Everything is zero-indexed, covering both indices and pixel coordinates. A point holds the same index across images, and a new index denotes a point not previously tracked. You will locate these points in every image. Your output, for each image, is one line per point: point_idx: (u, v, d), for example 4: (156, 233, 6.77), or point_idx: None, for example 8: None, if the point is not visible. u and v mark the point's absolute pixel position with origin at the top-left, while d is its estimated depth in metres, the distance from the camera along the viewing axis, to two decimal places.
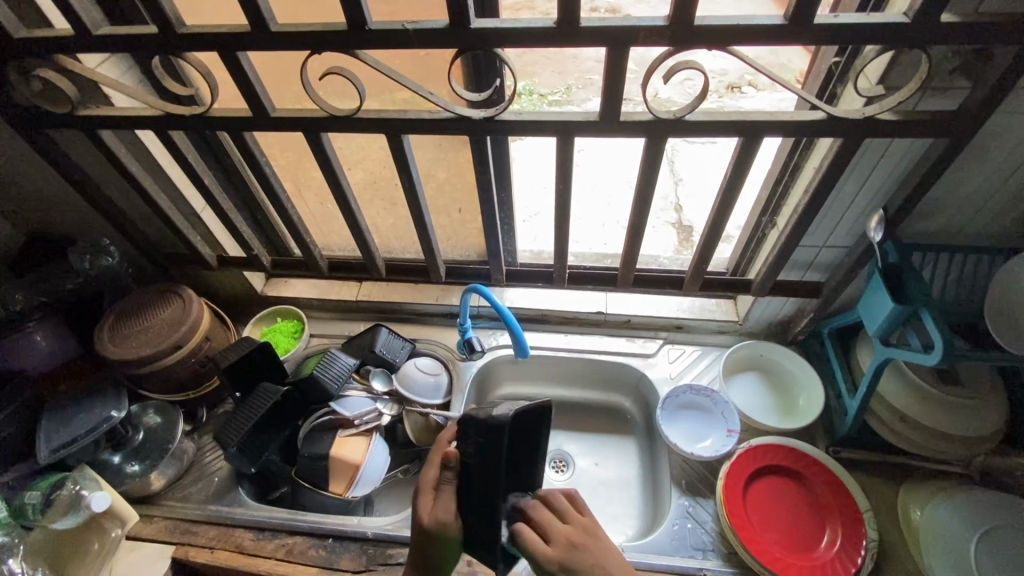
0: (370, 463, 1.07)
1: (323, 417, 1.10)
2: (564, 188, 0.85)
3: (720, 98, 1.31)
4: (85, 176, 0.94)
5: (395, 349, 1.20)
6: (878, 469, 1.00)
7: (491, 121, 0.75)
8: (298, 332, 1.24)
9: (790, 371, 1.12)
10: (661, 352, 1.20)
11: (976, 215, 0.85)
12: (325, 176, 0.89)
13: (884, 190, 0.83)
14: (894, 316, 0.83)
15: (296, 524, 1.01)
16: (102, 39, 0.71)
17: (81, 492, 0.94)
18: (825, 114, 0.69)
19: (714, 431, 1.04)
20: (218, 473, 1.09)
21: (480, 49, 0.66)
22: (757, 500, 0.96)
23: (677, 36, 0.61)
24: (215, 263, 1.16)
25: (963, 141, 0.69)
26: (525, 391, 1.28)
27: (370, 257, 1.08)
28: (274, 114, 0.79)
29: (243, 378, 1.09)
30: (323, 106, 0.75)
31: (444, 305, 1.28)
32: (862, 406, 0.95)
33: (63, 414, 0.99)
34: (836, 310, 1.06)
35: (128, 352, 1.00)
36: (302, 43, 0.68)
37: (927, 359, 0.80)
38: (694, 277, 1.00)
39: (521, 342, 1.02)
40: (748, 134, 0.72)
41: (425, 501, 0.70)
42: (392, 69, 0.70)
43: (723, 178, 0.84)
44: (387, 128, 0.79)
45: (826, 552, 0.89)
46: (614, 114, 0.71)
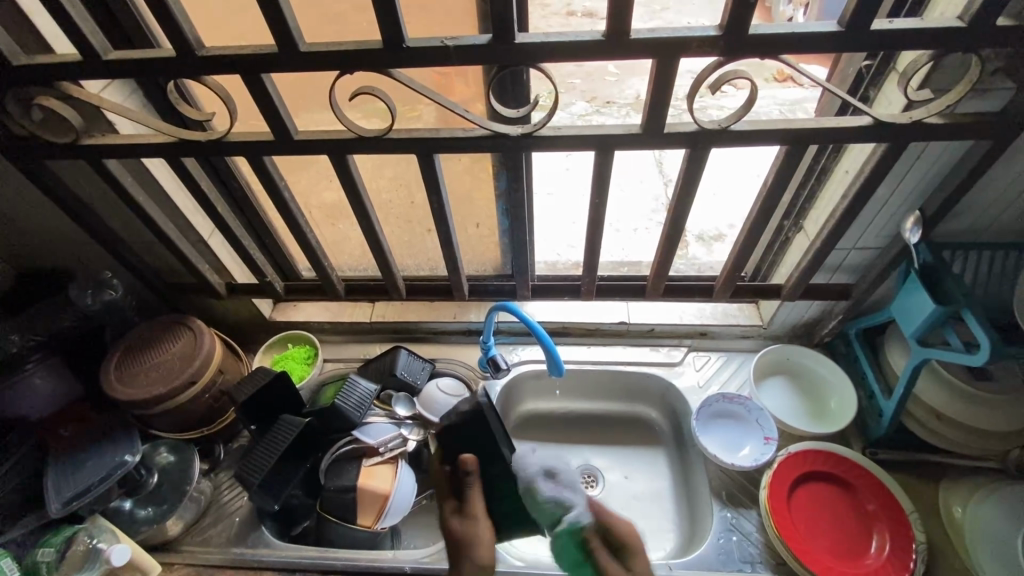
0: (399, 493, 1.03)
1: (345, 447, 1.05)
2: (599, 202, 0.83)
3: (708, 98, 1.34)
4: (87, 208, 0.89)
5: (415, 371, 1.17)
6: (915, 468, 1.00)
7: (527, 137, 0.72)
8: (312, 358, 1.19)
9: (818, 373, 1.11)
10: (686, 360, 1.19)
11: (1005, 211, 0.86)
12: (349, 199, 0.86)
13: (917, 192, 0.83)
14: (935, 317, 0.83)
15: (328, 562, 0.97)
16: (114, 64, 0.66)
17: (98, 545, 0.87)
18: (872, 119, 0.68)
19: (750, 440, 1.03)
20: (239, 512, 1.04)
21: (523, 64, 0.64)
22: (802, 508, 0.94)
23: (729, 46, 0.60)
24: (224, 291, 1.11)
25: (1006, 142, 0.69)
26: (549, 406, 1.25)
27: (390, 278, 1.04)
28: (297, 136, 0.75)
29: (261, 411, 1.04)
30: (353, 127, 0.71)
31: (462, 322, 1.24)
32: (899, 407, 0.94)
33: (72, 462, 0.92)
34: (862, 311, 1.06)
35: (139, 392, 0.94)
36: (332, 62, 0.64)
37: (971, 359, 0.80)
38: (725, 285, 0.99)
39: (554, 359, 0.99)
40: (792, 142, 0.71)
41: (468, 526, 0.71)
42: (427, 87, 0.67)
43: (761, 186, 0.83)
44: (418, 148, 0.75)
45: (877, 558, 0.88)
46: (657, 126, 0.69)
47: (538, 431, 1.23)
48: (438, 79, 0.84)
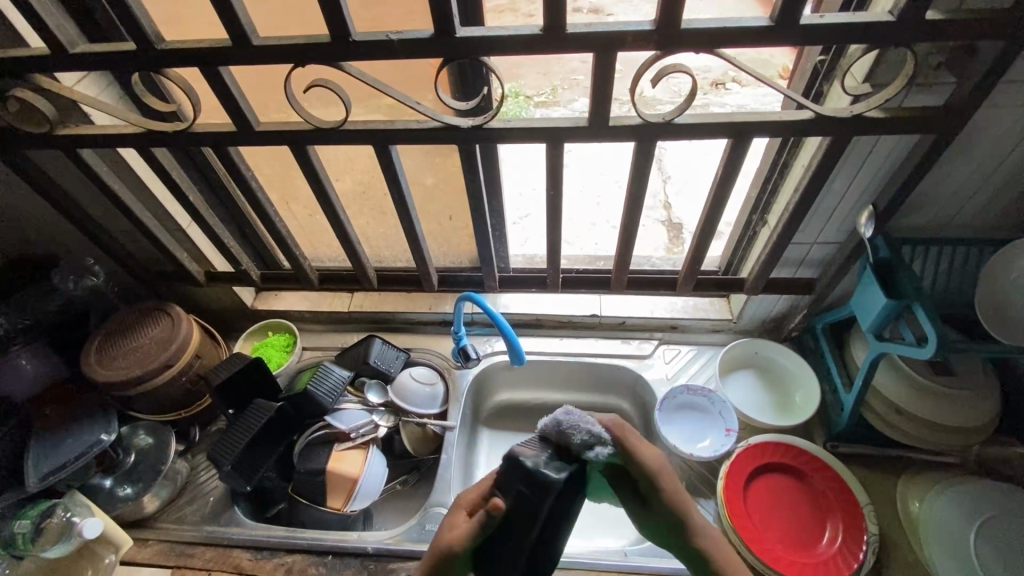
0: (368, 477, 1.06)
1: (318, 432, 1.09)
2: (555, 193, 0.84)
3: (706, 94, 1.34)
4: (66, 196, 0.93)
5: (389, 359, 1.19)
6: (876, 463, 1.01)
7: (479, 128, 0.74)
8: (291, 346, 1.23)
9: (786, 367, 1.12)
10: (656, 353, 1.20)
11: (964, 207, 0.86)
12: (313, 188, 0.88)
13: (872, 186, 0.84)
14: (888, 311, 0.83)
15: (295, 542, 0.99)
16: (79, 58, 0.69)
17: (73, 519, 0.92)
18: (814, 113, 0.69)
19: (712, 432, 1.04)
20: (214, 492, 1.07)
21: (467, 58, 0.65)
22: (759, 500, 0.95)
23: (663, 41, 0.61)
24: (203, 279, 1.14)
25: (950, 136, 0.69)
26: (524, 396, 1.27)
27: (361, 268, 1.06)
28: (259, 127, 0.78)
29: (236, 395, 1.07)
30: (308, 118, 0.73)
31: (438, 313, 1.27)
32: (858, 400, 0.95)
33: (50, 439, 0.96)
34: (829, 305, 1.07)
35: (117, 373, 0.98)
36: (285, 55, 0.66)
37: (920, 352, 0.81)
38: (687, 278, 1.00)
39: (517, 349, 1.01)
40: (737, 135, 0.72)
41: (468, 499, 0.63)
42: (377, 80, 0.69)
43: (713, 180, 0.84)
44: (374, 139, 0.78)
45: (828, 549, 0.89)
46: (603, 119, 0.71)
47: (511, 420, 1.26)
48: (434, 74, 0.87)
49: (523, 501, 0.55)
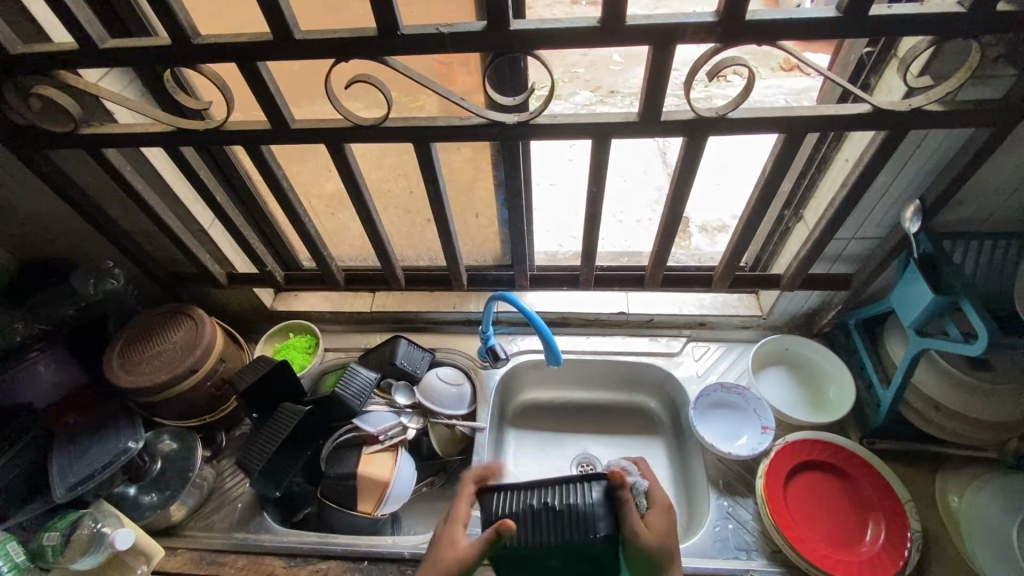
0: (399, 480, 1.04)
1: (345, 435, 1.07)
2: (597, 189, 0.82)
3: (707, 87, 1.39)
4: (87, 198, 0.90)
5: (415, 360, 1.17)
6: (914, 458, 1.00)
7: (524, 125, 0.72)
8: (313, 347, 1.21)
9: (817, 364, 1.11)
10: (685, 350, 1.19)
11: (1006, 201, 0.85)
12: (347, 187, 0.86)
13: (918, 181, 0.82)
14: (933, 308, 0.83)
15: (328, 548, 0.97)
16: (111, 53, 0.67)
17: (102, 529, 0.90)
18: (871, 107, 0.68)
19: (748, 429, 1.04)
20: (241, 498, 1.05)
21: (518, 51, 0.63)
22: (798, 498, 0.95)
23: (726, 33, 0.59)
24: (225, 281, 1.12)
25: (1008, 129, 0.68)
26: (551, 395, 1.26)
27: (390, 268, 1.04)
28: (294, 124, 0.75)
29: (263, 398, 1.05)
30: (348, 116, 0.71)
31: (462, 312, 1.25)
32: (898, 397, 0.94)
33: (75, 447, 0.94)
34: (864, 300, 1.06)
35: (142, 379, 0.96)
36: (327, 50, 0.64)
37: (969, 348, 0.80)
38: (723, 275, 0.99)
39: (553, 349, 0.98)
40: (791, 129, 0.71)
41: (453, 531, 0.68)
42: (422, 75, 0.67)
43: (759, 174, 0.83)
44: (415, 137, 0.75)
45: (872, 546, 0.88)
46: (654, 115, 0.69)
47: (537, 420, 1.25)
48: (440, 69, 0.85)
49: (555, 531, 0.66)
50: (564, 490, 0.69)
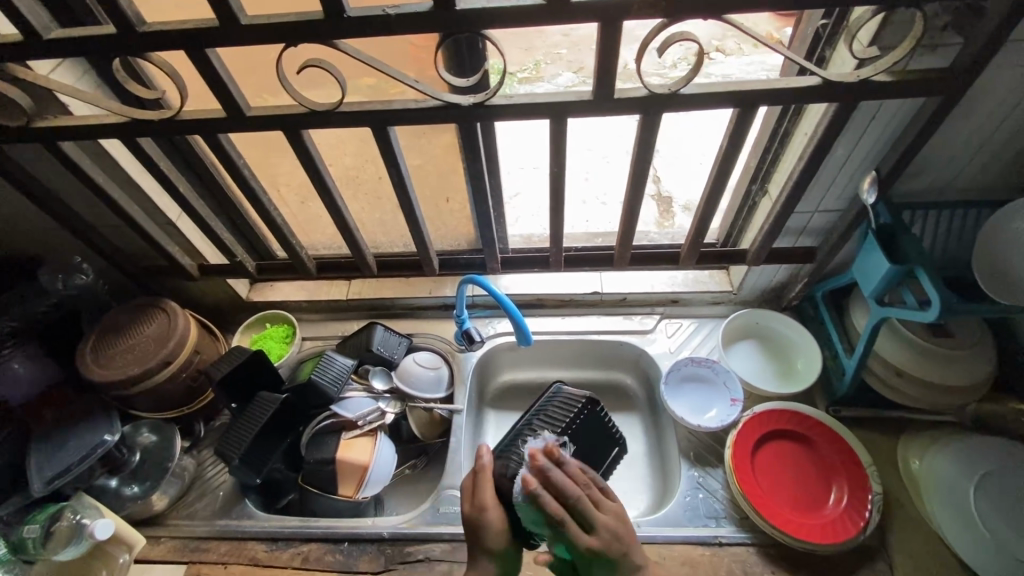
0: (378, 464, 1.06)
1: (325, 421, 1.09)
2: (559, 169, 0.83)
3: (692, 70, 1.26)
4: (48, 193, 0.89)
5: (392, 346, 1.18)
6: (879, 424, 1.03)
7: (480, 106, 0.72)
8: (290, 337, 1.22)
9: (785, 336, 1.13)
10: (659, 327, 1.20)
11: (963, 170, 0.86)
12: (309, 174, 0.86)
13: (875, 152, 0.84)
14: (890, 277, 0.84)
15: (309, 531, 0.98)
16: (56, 44, 0.66)
17: (82, 521, 0.91)
18: (820, 80, 0.69)
19: (718, 402, 1.07)
20: (223, 487, 1.06)
21: (467, 31, 0.63)
22: (765, 466, 0.98)
23: (671, 8, 0.60)
24: (197, 272, 1.12)
25: (955, 98, 0.69)
26: (529, 376, 1.29)
27: (360, 254, 1.04)
28: (251, 113, 0.75)
29: (241, 387, 1.07)
30: (302, 101, 0.71)
31: (438, 297, 1.26)
32: (860, 365, 0.97)
33: (52, 443, 0.94)
34: (829, 273, 1.08)
35: (115, 373, 0.97)
36: (273, 35, 0.63)
37: (923, 315, 0.82)
38: (690, 252, 1.01)
39: (524, 330, 0.99)
40: (743, 104, 0.72)
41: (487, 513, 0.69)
42: (373, 58, 0.66)
43: (718, 150, 0.83)
44: (372, 121, 0.75)
45: (834, 509, 0.91)
46: (607, 93, 0.70)
47: (516, 400, 1.27)
48: (416, 51, 0.88)
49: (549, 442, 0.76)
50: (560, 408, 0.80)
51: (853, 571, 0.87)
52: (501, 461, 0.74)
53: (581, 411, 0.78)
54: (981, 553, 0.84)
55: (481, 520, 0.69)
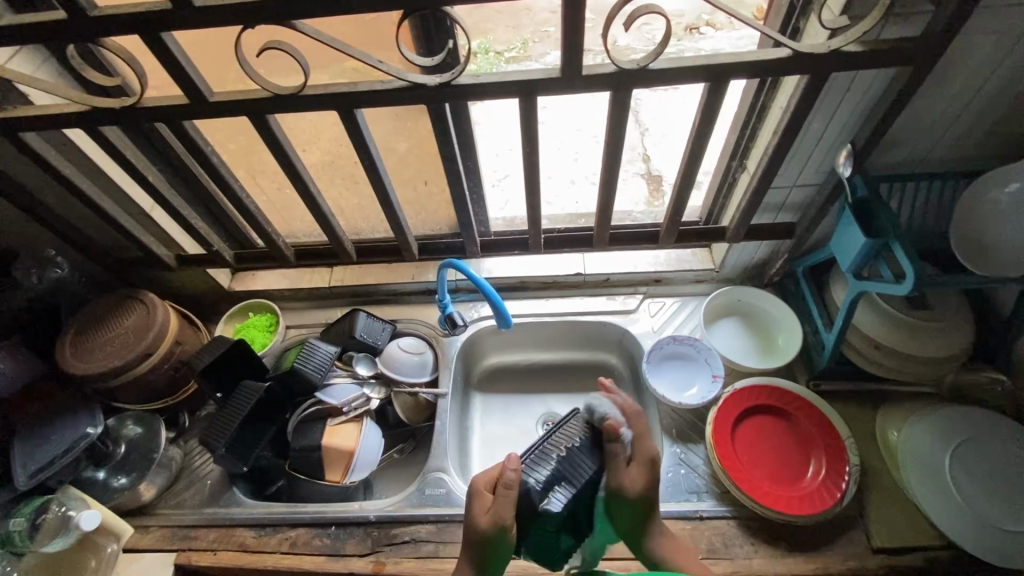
0: (363, 450, 1.08)
1: (310, 409, 1.09)
2: (532, 150, 0.82)
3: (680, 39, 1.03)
4: (15, 185, 0.87)
5: (375, 332, 1.18)
6: (858, 397, 1.04)
7: (447, 86, 0.71)
8: (273, 325, 1.21)
9: (767, 313, 1.14)
10: (642, 307, 1.20)
11: (940, 141, 0.86)
12: (279, 160, 0.84)
13: (851, 124, 0.83)
14: (866, 251, 0.84)
15: (297, 516, 0.99)
16: (7, 30, 0.64)
17: (69, 513, 0.91)
18: (791, 51, 0.67)
19: (699, 379, 1.07)
20: (210, 475, 1.07)
21: (428, 9, 0.62)
22: (745, 440, 0.99)
23: None
24: (174, 263, 1.11)
25: (927, 68, 0.68)
26: (515, 358, 1.29)
27: (338, 240, 1.03)
28: (213, 98, 0.74)
29: (223, 376, 1.07)
30: (265, 85, 0.69)
31: (421, 282, 1.25)
32: (838, 340, 0.97)
33: (34, 437, 0.94)
34: (810, 248, 1.07)
35: (95, 366, 0.97)
36: (229, 17, 0.62)
37: (898, 289, 0.82)
38: (670, 230, 1.01)
39: (502, 313, 1.00)
40: (715, 78, 0.71)
41: (481, 503, 0.68)
42: (334, 39, 0.65)
43: (692, 126, 0.82)
44: (338, 104, 0.74)
45: (813, 481, 0.93)
46: (576, 69, 0.68)
47: (503, 383, 1.28)
48: (399, 31, 0.82)
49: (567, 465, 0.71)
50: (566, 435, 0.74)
51: (831, 540, 0.89)
52: (525, 480, 0.69)
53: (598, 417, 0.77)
54: (956, 519, 0.86)
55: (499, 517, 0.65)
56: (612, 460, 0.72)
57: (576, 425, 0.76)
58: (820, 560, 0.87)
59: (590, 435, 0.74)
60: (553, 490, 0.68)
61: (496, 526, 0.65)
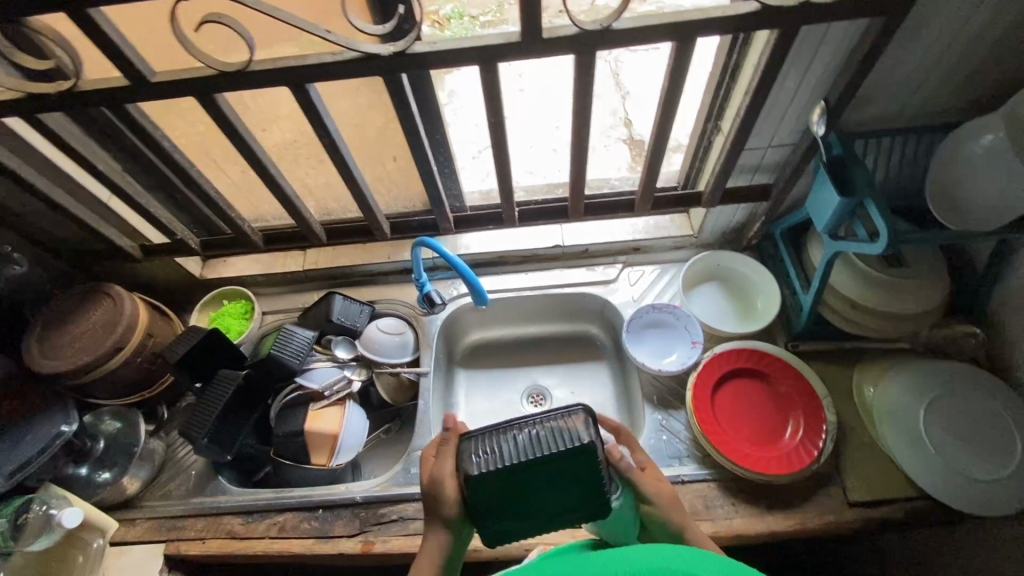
0: (348, 430, 1.08)
1: (292, 395, 1.09)
2: (498, 121, 0.80)
3: None
4: None
5: (353, 314, 1.16)
6: (836, 355, 1.04)
7: (402, 55, 0.68)
8: (249, 312, 1.19)
9: (746, 276, 1.13)
10: (621, 277, 1.20)
11: (917, 94, 0.84)
12: (234, 141, 0.80)
13: (825, 80, 0.80)
14: (840, 210, 0.83)
15: (284, 501, 1.00)
16: None
17: (51, 511, 0.90)
18: (759, 5, 0.65)
19: (679, 346, 1.08)
20: (195, 466, 1.06)
21: None
22: (725, 404, 1.00)
23: None
24: (140, 254, 1.07)
25: (899, 17, 0.66)
26: (498, 334, 1.28)
27: (305, 222, 1.00)
28: (156, 80, 0.70)
29: (200, 366, 1.05)
30: (208, 62, 0.66)
31: (398, 261, 1.23)
32: (816, 300, 0.97)
33: (7, 437, 0.93)
34: (787, 209, 1.06)
35: (64, 363, 0.95)
36: None
37: (874, 247, 0.81)
38: (645, 196, 1.01)
39: (478, 290, 0.98)
40: (682, 37, 0.68)
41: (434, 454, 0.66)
42: (276, 9, 0.61)
43: (662, 88, 0.80)
44: (290, 80, 0.70)
45: (791, 441, 0.94)
46: (535, 32, 0.65)
47: (487, 359, 1.27)
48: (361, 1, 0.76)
49: (514, 449, 0.57)
50: (552, 421, 0.59)
51: (808, 497, 0.91)
52: (472, 441, 0.61)
53: (585, 433, 0.56)
54: (929, 471, 0.87)
55: (440, 471, 0.62)
56: (563, 473, 0.55)
57: (580, 424, 0.58)
58: (797, 516, 0.89)
59: (563, 433, 0.57)
60: (484, 463, 0.57)
61: (434, 485, 0.63)
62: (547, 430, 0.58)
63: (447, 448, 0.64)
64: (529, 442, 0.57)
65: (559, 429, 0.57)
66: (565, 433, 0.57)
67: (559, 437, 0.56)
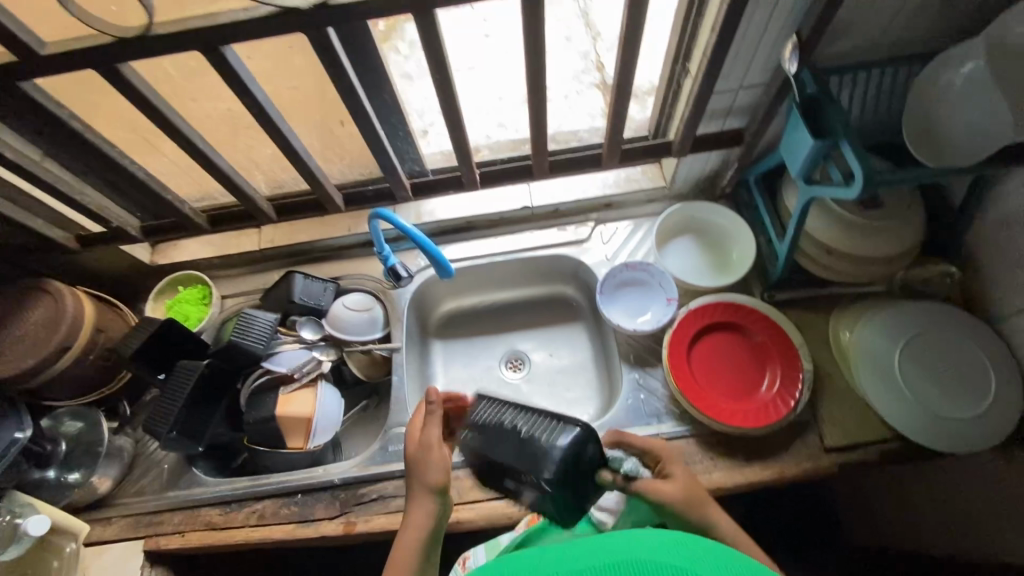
0: (323, 412, 1.04)
1: (261, 378, 1.04)
2: (443, 75, 0.75)
3: None
4: None
5: (316, 293, 1.12)
6: (812, 302, 1.03)
7: None
8: (207, 298, 1.13)
9: (721, 227, 1.10)
10: (594, 235, 1.15)
11: (895, 22, 0.78)
12: None
13: (797, 11, 0.74)
14: (814, 154, 0.79)
15: (261, 489, 0.98)
16: None
17: (17, 521, 0.88)
18: None
19: (654, 304, 1.05)
20: (167, 460, 1.04)
21: None
22: (702, 359, 0.99)
23: None
24: (75, 244, 1.01)
25: None
26: (472, 301, 1.24)
27: (248, 200, 0.97)
28: (48, 53, 0.66)
29: (159, 358, 1.00)
30: (105, 30, 0.64)
31: (359, 234, 1.17)
32: (791, 249, 0.95)
33: None
34: (761, 154, 1.02)
35: (8, 368, 0.89)
36: None
37: (849, 192, 0.77)
38: (612, 148, 0.96)
39: (442, 262, 0.97)
40: None
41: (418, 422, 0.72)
42: None
43: (621, 30, 0.73)
44: None
45: (768, 394, 0.94)
46: None
47: (462, 327, 1.24)
48: None
49: (502, 432, 0.67)
50: (547, 423, 0.65)
51: (785, 446, 0.91)
52: (486, 407, 0.72)
53: (558, 452, 0.61)
54: (903, 411, 0.88)
55: (428, 436, 0.69)
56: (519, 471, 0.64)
57: (561, 438, 0.62)
58: (775, 466, 0.89)
59: (539, 438, 0.64)
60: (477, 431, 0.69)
61: (422, 451, 0.69)
62: (541, 431, 0.64)
63: (434, 417, 0.71)
64: (520, 433, 0.65)
65: (539, 434, 0.64)
66: (539, 440, 0.63)
67: (535, 442, 0.63)
